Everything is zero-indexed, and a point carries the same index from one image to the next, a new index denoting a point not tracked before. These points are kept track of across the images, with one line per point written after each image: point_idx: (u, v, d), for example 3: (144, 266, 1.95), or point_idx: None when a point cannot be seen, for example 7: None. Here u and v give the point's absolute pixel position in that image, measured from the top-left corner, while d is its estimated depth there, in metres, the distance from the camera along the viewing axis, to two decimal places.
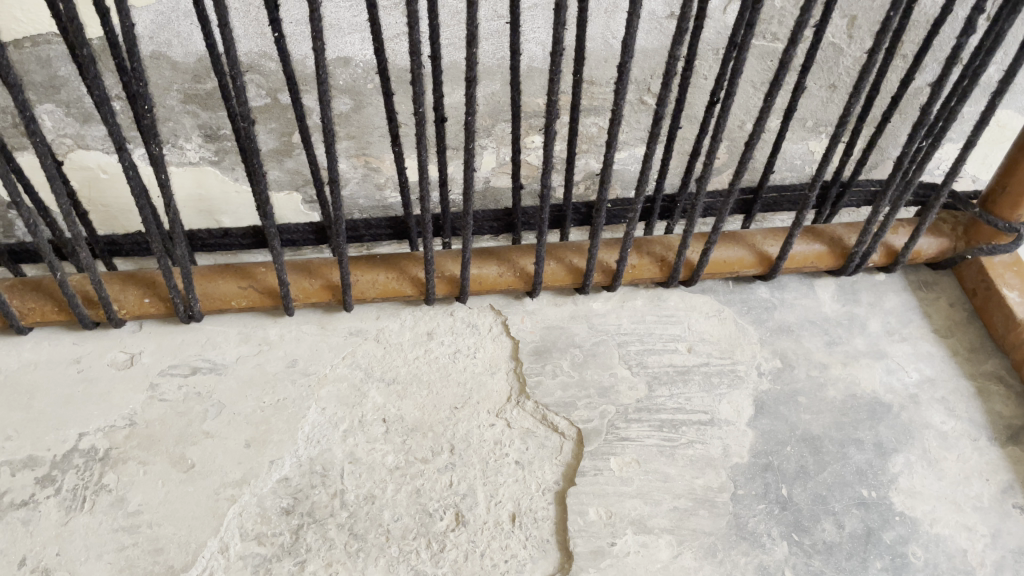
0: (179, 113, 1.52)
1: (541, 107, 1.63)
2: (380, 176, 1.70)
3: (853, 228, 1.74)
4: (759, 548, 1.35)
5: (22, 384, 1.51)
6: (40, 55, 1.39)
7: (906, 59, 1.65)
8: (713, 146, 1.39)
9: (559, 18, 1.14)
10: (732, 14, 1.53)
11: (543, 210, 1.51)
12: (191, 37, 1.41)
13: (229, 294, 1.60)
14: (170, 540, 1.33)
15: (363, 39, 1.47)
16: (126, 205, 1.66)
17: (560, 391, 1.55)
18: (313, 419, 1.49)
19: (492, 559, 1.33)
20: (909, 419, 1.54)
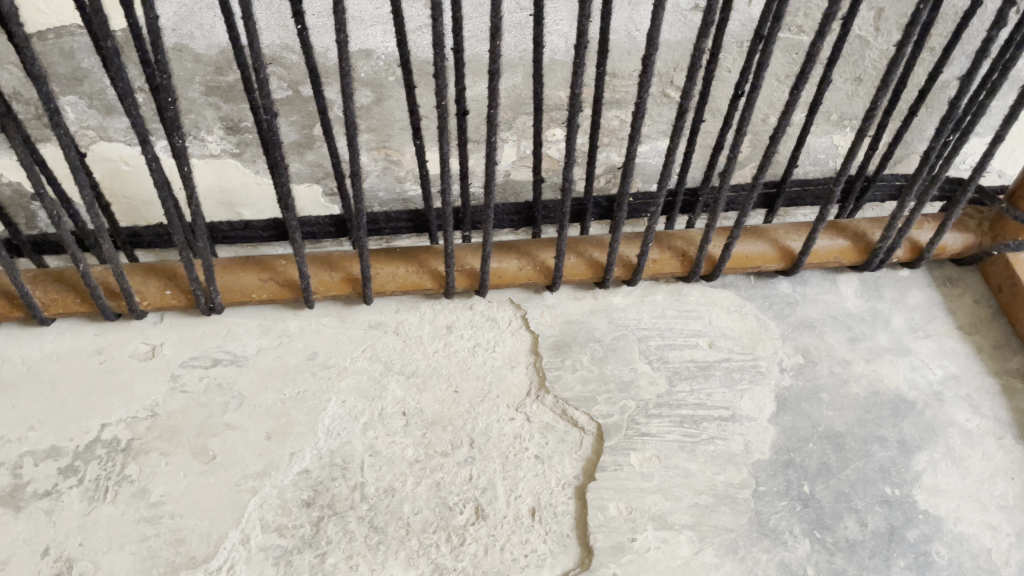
0: (201, 105, 1.52)
1: (563, 100, 1.62)
2: (400, 169, 1.69)
3: (877, 223, 1.73)
4: (781, 545, 1.34)
5: (44, 375, 1.52)
6: (63, 46, 1.39)
7: (933, 53, 1.62)
8: (737, 140, 1.37)
9: (584, 11, 1.13)
10: (757, 6, 1.51)
11: (564, 204, 1.50)
12: (213, 29, 1.41)
13: (249, 287, 1.60)
14: (192, 531, 1.33)
15: (386, 32, 1.47)
16: (148, 197, 1.66)
17: (580, 385, 1.54)
18: (333, 412, 1.49)
19: (512, 553, 1.33)
20: (933, 416, 1.53)
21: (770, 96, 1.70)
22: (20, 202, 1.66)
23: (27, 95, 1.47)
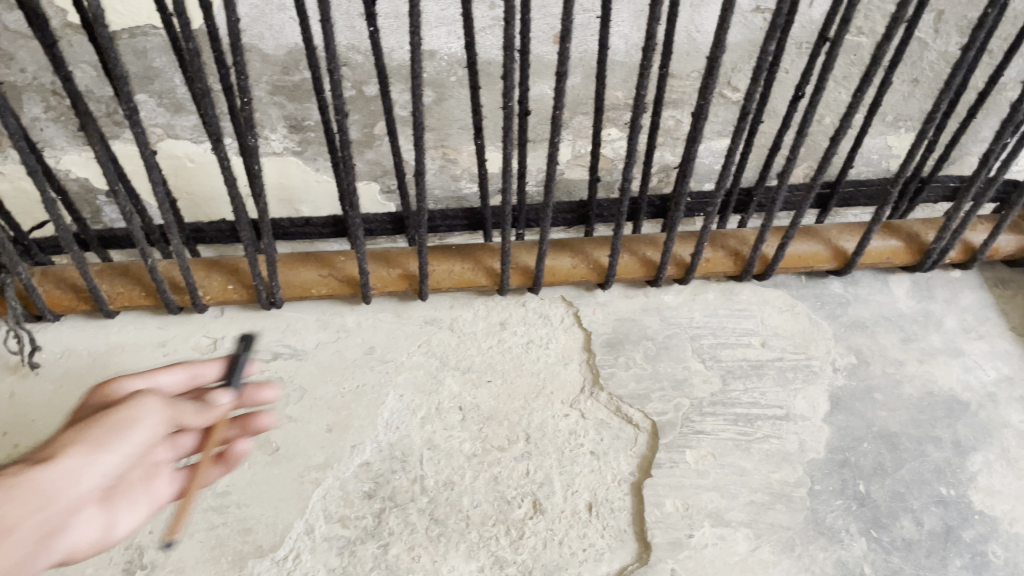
0: (267, 103, 1.61)
1: (621, 100, 1.68)
2: (456, 167, 1.75)
3: (931, 224, 1.73)
4: (838, 543, 1.36)
5: (111, 366, 1.56)
6: (136, 46, 1.49)
7: (992, 55, 1.65)
8: (797, 141, 1.39)
9: (653, 15, 1.17)
10: (818, 8, 1.58)
11: (622, 203, 1.52)
12: (283, 30, 1.50)
13: (309, 282, 1.63)
14: (258, 521, 1.37)
15: (451, 33, 1.53)
16: (212, 194, 1.75)
17: (634, 382, 1.56)
18: (392, 406, 1.51)
19: (571, 547, 1.35)
20: (987, 417, 1.53)
21: (829, 97, 1.74)
22: (87, 197, 1.75)
23: (99, 93, 1.57)
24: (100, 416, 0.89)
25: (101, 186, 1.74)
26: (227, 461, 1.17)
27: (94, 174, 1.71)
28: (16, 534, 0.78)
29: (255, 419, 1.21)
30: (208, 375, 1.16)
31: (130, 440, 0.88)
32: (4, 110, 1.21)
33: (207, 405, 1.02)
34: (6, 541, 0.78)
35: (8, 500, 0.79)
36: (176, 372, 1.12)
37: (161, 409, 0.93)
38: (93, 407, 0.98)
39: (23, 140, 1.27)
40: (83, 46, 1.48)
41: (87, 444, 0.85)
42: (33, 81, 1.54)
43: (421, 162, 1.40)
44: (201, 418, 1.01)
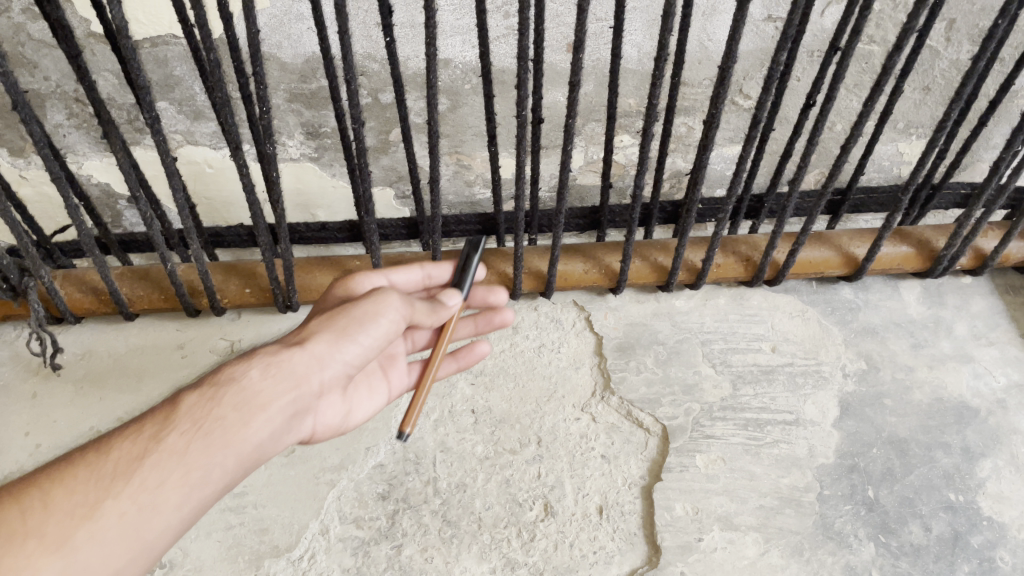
0: (285, 111, 1.66)
1: (633, 108, 1.74)
2: (470, 173, 1.81)
3: (942, 231, 1.74)
4: (847, 548, 1.37)
5: (131, 367, 1.59)
6: (158, 55, 1.53)
7: (1003, 64, 1.68)
8: (808, 149, 1.40)
9: (667, 25, 1.18)
10: (830, 17, 1.60)
11: (634, 209, 1.54)
12: (301, 40, 1.53)
13: (325, 286, 1.65)
14: (275, 521, 1.39)
15: (465, 42, 1.58)
16: (229, 199, 1.81)
17: (644, 387, 1.58)
18: (405, 409, 1.53)
19: (581, 549, 1.36)
20: (997, 423, 1.53)
21: (840, 104, 1.78)
22: (107, 202, 1.81)
23: (121, 101, 1.61)
24: (355, 304, 0.98)
25: (121, 191, 1.79)
26: (466, 356, 1.29)
27: (115, 179, 1.77)
28: (274, 408, 0.90)
29: (497, 316, 1.32)
30: (439, 277, 1.26)
31: (372, 331, 0.97)
32: (29, 117, 1.23)
33: (440, 306, 1.07)
34: (267, 415, 0.89)
35: (265, 377, 0.91)
36: (413, 270, 1.23)
37: (402, 304, 1.00)
38: (336, 299, 1.09)
39: (47, 147, 1.29)
40: (105, 54, 1.52)
41: (334, 332, 0.95)
42: (55, 89, 1.57)
43: (436, 170, 1.43)
44: (438, 315, 1.06)
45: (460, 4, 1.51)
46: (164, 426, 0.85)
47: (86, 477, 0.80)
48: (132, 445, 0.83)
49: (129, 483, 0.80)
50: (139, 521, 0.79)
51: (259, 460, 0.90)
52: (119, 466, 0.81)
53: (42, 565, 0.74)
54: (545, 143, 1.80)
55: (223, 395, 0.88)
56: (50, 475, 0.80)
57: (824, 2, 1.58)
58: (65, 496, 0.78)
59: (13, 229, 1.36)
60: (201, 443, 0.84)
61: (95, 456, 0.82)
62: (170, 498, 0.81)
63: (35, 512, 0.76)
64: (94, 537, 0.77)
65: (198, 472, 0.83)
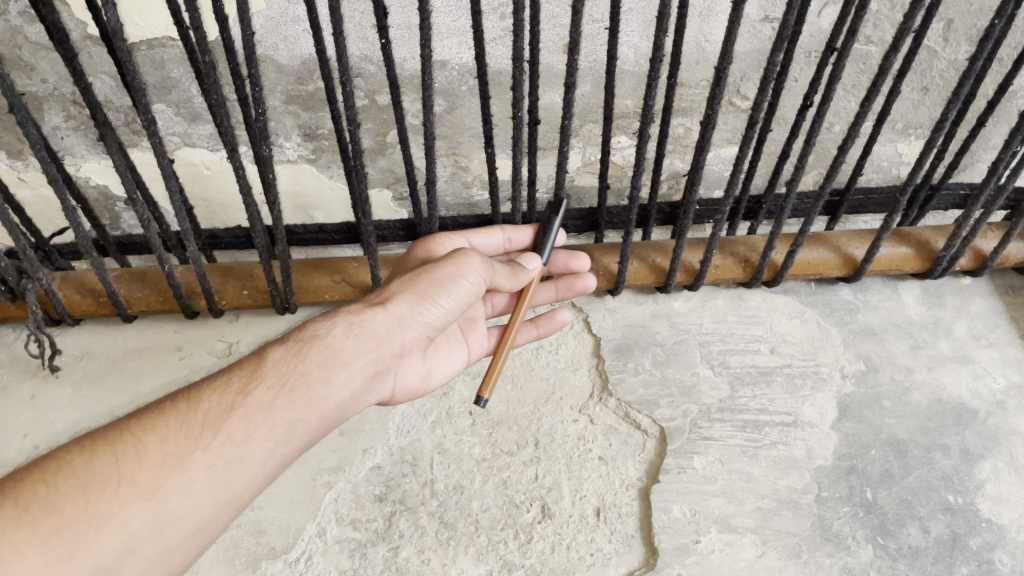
0: (281, 113, 1.66)
1: (631, 108, 1.74)
2: (467, 174, 1.82)
3: (942, 231, 1.74)
4: (844, 550, 1.36)
5: (128, 369, 1.59)
6: (154, 57, 1.53)
7: (1002, 63, 1.68)
8: (805, 150, 1.39)
9: (661, 27, 1.18)
10: (827, 18, 1.60)
11: (631, 210, 1.54)
12: (297, 41, 1.54)
13: (323, 288, 1.65)
14: (272, 523, 1.39)
15: (462, 43, 1.58)
16: (226, 200, 1.81)
17: (642, 388, 1.57)
18: (403, 410, 1.53)
19: (578, 551, 1.36)
20: (996, 425, 1.53)
21: (838, 105, 1.77)
22: (105, 204, 1.81)
23: (118, 103, 1.61)
24: (435, 267, 1.06)
25: (119, 194, 1.80)
26: (547, 324, 1.37)
27: (113, 181, 1.77)
28: (355, 366, 0.97)
29: (578, 283, 1.42)
30: (519, 241, 1.34)
31: (452, 293, 1.06)
32: (25, 120, 1.23)
33: (519, 270, 1.15)
34: (349, 372, 0.97)
35: (348, 335, 0.99)
36: (494, 233, 1.31)
37: (483, 265, 1.09)
38: (420, 259, 1.23)
39: (43, 150, 1.29)
40: (102, 57, 1.53)
41: (416, 294, 1.03)
42: (53, 91, 1.58)
43: (432, 171, 1.43)
44: (517, 279, 1.15)
45: (456, 5, 1.52)
46: (251, 381, 0.92)
47: (176, 428, 0.86)
48: (220, 399, 0.90)
49: (217, 436, 0.86)
50: (226, 473, 0.85)
51: (340, 418, 0.97)
52: (208, 418, 0.87)
53: (134, 510, 0.79)
54: (543, 144, 1.80)
55: (307, 352, 0.96)
56: (142, 424, 0.86)
57: (821, 3, 1.58)
58: (157, 444, 0.84)
59: (11, 232, 1.35)
60: (286, 398, 0.91)
61: (183, 409, 0.88)
62: (255, 451, 0.87)
63: (129, 459, 0.82)
64: (184, 485, 0.82)
65: (281, 426, 0.90)
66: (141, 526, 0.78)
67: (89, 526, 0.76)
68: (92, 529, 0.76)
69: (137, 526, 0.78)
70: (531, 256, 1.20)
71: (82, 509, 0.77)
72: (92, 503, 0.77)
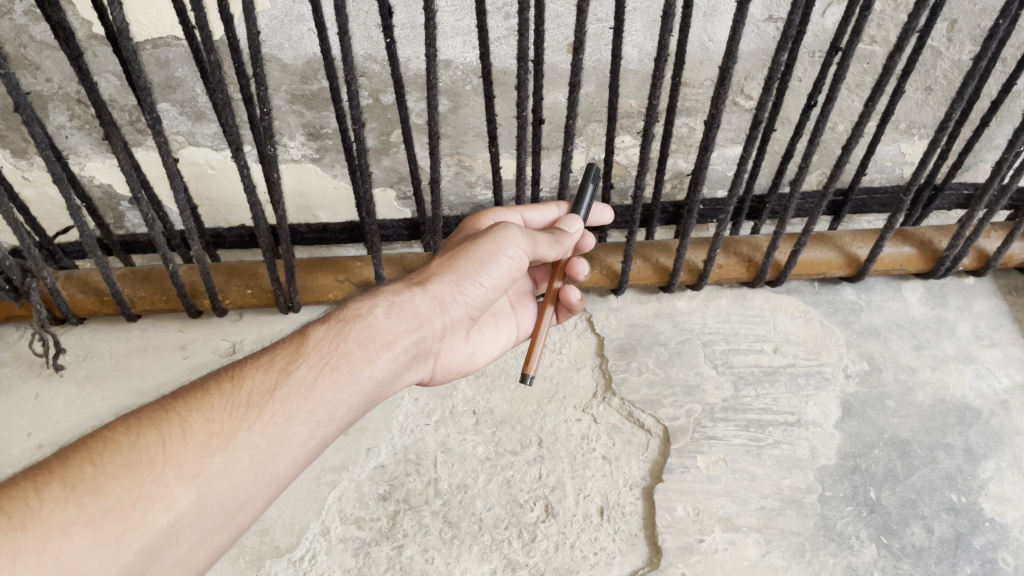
0: (286, 112, 1.67)
1: (634, 108, 1.74)
2: (471, 174, 1.83)
3: (945, 232, 1.74)
4: (848, 549, 1.36)
5: (132, 369, 1.59)
6: (159, 56, 1.53)
7: (1005, 64, 1.68)
8: (809, 150, 1.40)
9: (666, 26, 1.18)
10: (831, 18, 1.60)
11: (635, 210, 1.54)
12: (302, 41, 1.54)
13: (326, 287, 1.66)
14: (276, 522, 1.39)
15: (466, 43, 1.58)
16: (230, 200, 1.82)
17: (646, 388, 1.57)
18: (407, 409, 1.53)
19: (582, 551, 1.36)
20: (999, 424, 1.53)
21: (841, 104, 1.78)
22: (109, 203, 1.82)
23: (122, 102, 1.61)
24: (475, 243, 1.05)
25: (123, 193, 1.80)
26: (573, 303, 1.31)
27: (117, 181, 1.77)
28: (397, 346, 0.96)
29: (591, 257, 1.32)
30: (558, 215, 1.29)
31: (494, 272, 1.04)
32: (31, 118, 1.23)
33: (562, 237, 1.12)
34: (391, 353, 0.96)
35: (388, 317, 0.98)
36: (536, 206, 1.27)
37: (523, 239, 1.06)
38: (467, 234, 1.18)
39: (48, 149, 1.29)
40: (107, 57, 1.53)
41: (456, 275, 1.02)
42: (57, 90, 1.58)
43: (437, 170, 1.43)
44: (561, 247, 1.12)
45: (460, 5, 1.52)
46: (294, 360, 0.91)
47: (220, 408, 0.84)
48: (264, 378, 0.88)
49: (260, 416, 0.84)
50: (269, 453, 0.83)
51: (380, 398, 0.96)
52: (252, 398, 0.86)
53: (181, 490, 0.76)
54: (546, 144, 1.80)
55: (349, 332, 0.95)
56: (185, 403, 0.83)
57: (825, 3, 1.58)
58: (202, 424, 0.81)
59: (16, 230, 1.36)
60: (329, 377, 0.90)
61: (226, 388, 0.87)
62: (298, 432, 0.85)
63: (174, 438, 0.79)
64: (229, 465, 0.80)
65: (324, 406, 0.88)
66: (188, 506, 0.76)
67: (136, 507, 0.74)
68: (139, 510, 0.74)
69: (184, 506, 0.76)
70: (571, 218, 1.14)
71: (128, 489, 0.74)
72: (139, 483, 0.75)
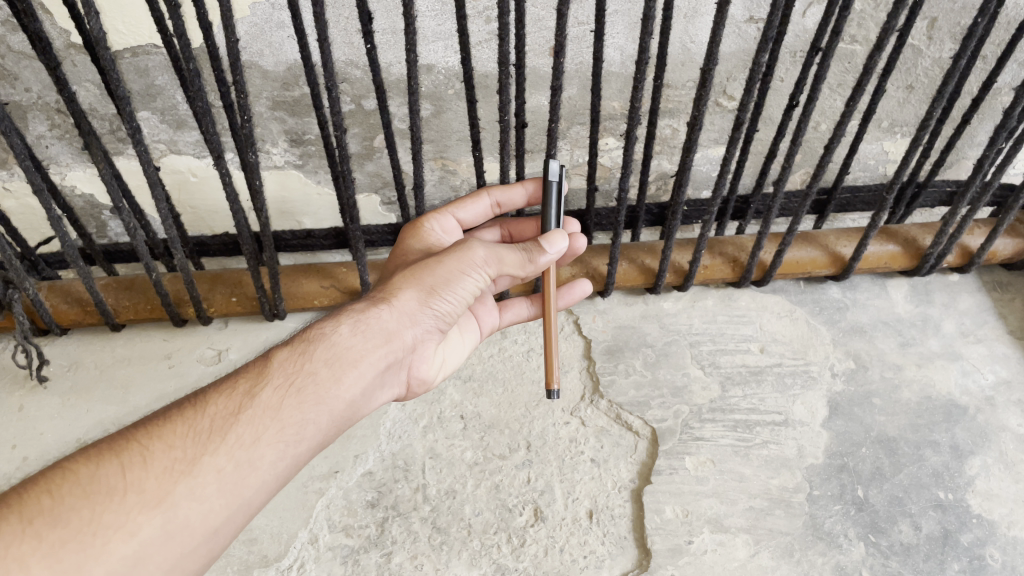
0: (268, 119, 1.66)
1: (617, 110, 1.75)
2: (456, 178, 1.83)
3: (928, 230, 1.75)
4: (837, 548, 1.36)
5: (117, 379, 1.58)
6: (139, 64, 1.53)
7: (985, 61, 1.69)
8: (791, 150, 1.40)
9: (647, 29, 1.18)
10: (811, 18, 1.61)
11: (620, 212, 1.54)
12: (282, 47, 1.53)
13: (312, 293, 1.65)
14: (264, 531, 1.38)
15: (447, 47, 1.58)
16: (214, 208, 1.82)
17: (633, 390, 1.57)
18: (394, 415, 1.52)
19: (571, 555, 1.35)
20: (985, 421, 1.53)
21: (824, 104, 1.79)
22: (92, 213, 1.81)
23: (102, 111, 1.60)
24: (439, 260, 1.02)
25: (105, 202, 1.79)
26: (566, 296, 1.30)
27: (98, 190, 1.76)
28: (363, 364, 0.96)
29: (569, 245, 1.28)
30: (508, 202, 1.26)
31: (457, 289, 1.02)
32: (9, 129, 1.21)
33: (535, 256, 1.04)
34: (358, 371, 0.95)
35: (354, 335, 0.97)
36: (479, 202, 1.26)
37: (488, 255, 1.02)
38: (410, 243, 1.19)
39: (28, 160, 1.28)
40: (85, 66, 1.52)
41: (422, 290, 1.01)
42: (37, 100, 1.57)
43: (421, 175, 1.43)
44: (536, 265, 1.05)
45: (441, 10, 1.52)
46: (258, 382, 0.90)
47: (182, 434, 0.83)
48: (227, 402, 0.88)
49: (225, 440, 0.84)
50: (235, 476, 0.82)
51: (350, 417, 0.95)
52: (215, 423, 0.85)
53: (143, 518, 0.76)
54: (530, 147, 1.80)
55: (315, 351, 0.94)
56: (146, 430, 0.83)
57: (805, 3, 1.59)
58: (163, 451, 0.81)
59: None
60: (295, 399, 0.89)
61: (189, 414, 0.86)
62: (264, 454, 0.85)
63: (134, 466, 0.78)
64: (194, 490, 0.79)
65: (291, 426, 0.88)
66: (151, 534, 0.76)
67: (96, 536, 0.73)
68: (99, 540, 0.73)
69: (148, 533, 0.75)
70: (557, 234, 1.06)
71: (88, 520, 0.74)
72: (98, 513, 0.74)
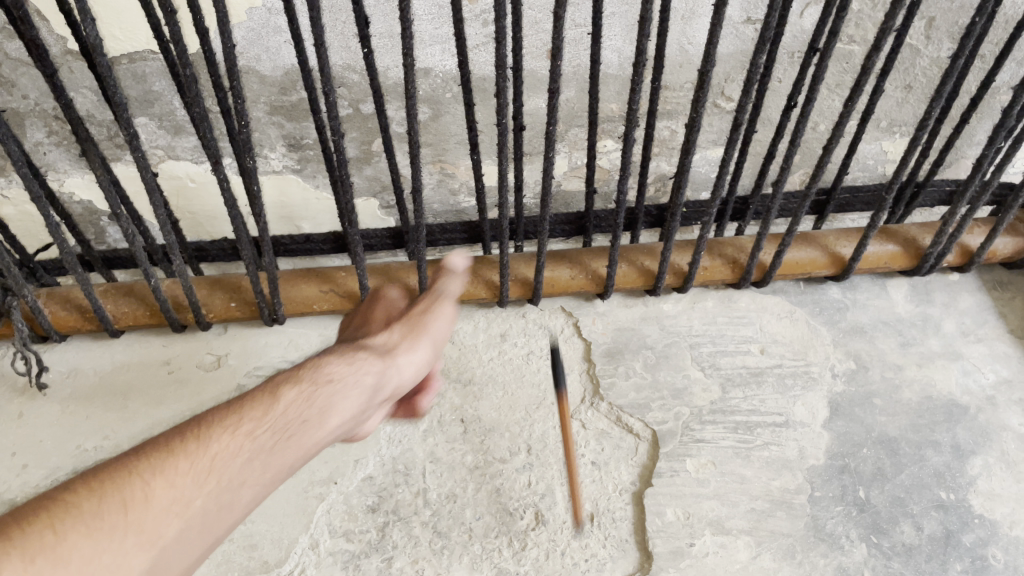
0: (266, 124, 1.66)
1: (615, 112, 1.75)
2: (455, 181, 1.84)
3: (927, 229, 1.74)
4: (838, 549, 1.36)
5: (117, 384, 1.58)
6: (137, 70, 1.53)
7: (984, 60, 1.69)
8: (789, 151, 1.40)
9: (643, 30, 1.18)
10: (809, 18, 1.61)
11: (620, 215, 1.53)
12: (279, 52, 1.53)
13: (312, 298, 1.65)
14: (264, 537, 1.38)
15: (445, 51, 1.58)
16: (213, 213, 1.82)
17: (633, 392, 1.57)
18: (394, 419, 1.52)
19: (572, 557, 1.35)
20: (987, 420, 1.53)
21: (822, 104, 1.79)
22: (90, 218, 1.81)
23: (99, 117, 1.61)
24: (416, 315, 1.06)
25: (104, 208, 1.80)
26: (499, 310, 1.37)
27: (97, 196, 1.76)
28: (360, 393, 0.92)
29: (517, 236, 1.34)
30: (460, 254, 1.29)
31: (435, 338, 1.05)
32: (6, 137, 1.21)
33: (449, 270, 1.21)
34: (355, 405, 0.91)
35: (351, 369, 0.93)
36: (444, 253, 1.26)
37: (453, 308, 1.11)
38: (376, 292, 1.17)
39: (26, 167, 1.28)
40: (82, 72, 1.52)
41: (410, 335, 1.03)
42: (34, 107, 1.57)
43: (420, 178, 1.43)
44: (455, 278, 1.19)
45: (438, 14, 1.52)
46: (263, 411, 0.81)
47: (191, 462, 0.73)
48: (232, 429, 0.77)
49: (227, 467, 0.75)
50: (232, 506, 0.74)
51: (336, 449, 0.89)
52: (221, 447, 0.76)
53: (146, 551, 0.66)
54: (529, 150, 1.81)
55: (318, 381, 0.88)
56: (148, 458, 0.71)
57: (802, 3, 1.59)
58: (173, 481, 0.71)
59: None
60: (299, 429, 0.83)
61: (193, 440, 0.75)
62: (261, 485, 0.77)
63: (138, 499, 0.68)
64: (195, 523, 0.71)
65: (289, 459, 0.81)
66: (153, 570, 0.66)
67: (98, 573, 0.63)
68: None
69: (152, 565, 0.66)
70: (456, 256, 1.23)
71: (93, 561, 0.63)
72: (104, 551, 0.64)
